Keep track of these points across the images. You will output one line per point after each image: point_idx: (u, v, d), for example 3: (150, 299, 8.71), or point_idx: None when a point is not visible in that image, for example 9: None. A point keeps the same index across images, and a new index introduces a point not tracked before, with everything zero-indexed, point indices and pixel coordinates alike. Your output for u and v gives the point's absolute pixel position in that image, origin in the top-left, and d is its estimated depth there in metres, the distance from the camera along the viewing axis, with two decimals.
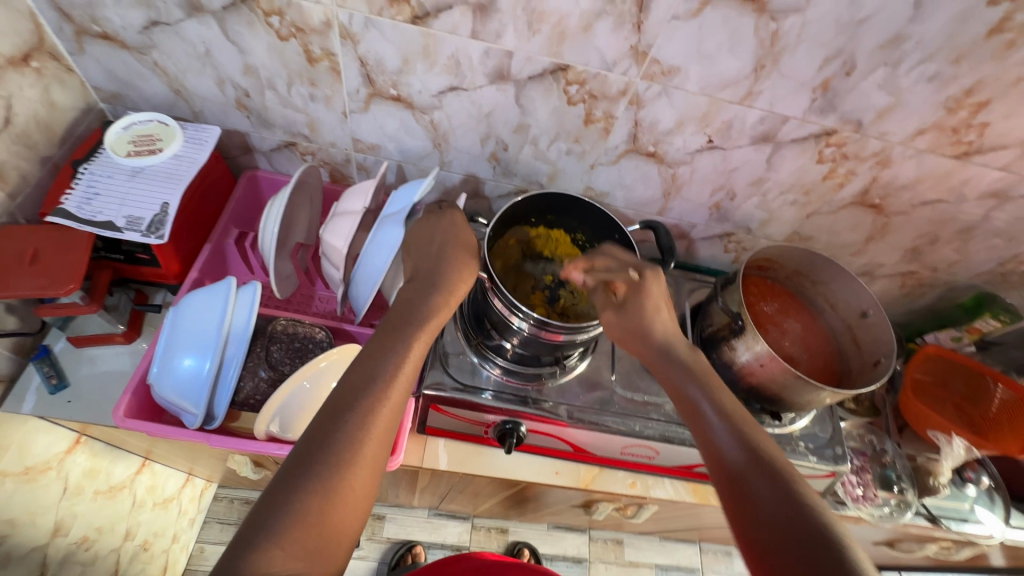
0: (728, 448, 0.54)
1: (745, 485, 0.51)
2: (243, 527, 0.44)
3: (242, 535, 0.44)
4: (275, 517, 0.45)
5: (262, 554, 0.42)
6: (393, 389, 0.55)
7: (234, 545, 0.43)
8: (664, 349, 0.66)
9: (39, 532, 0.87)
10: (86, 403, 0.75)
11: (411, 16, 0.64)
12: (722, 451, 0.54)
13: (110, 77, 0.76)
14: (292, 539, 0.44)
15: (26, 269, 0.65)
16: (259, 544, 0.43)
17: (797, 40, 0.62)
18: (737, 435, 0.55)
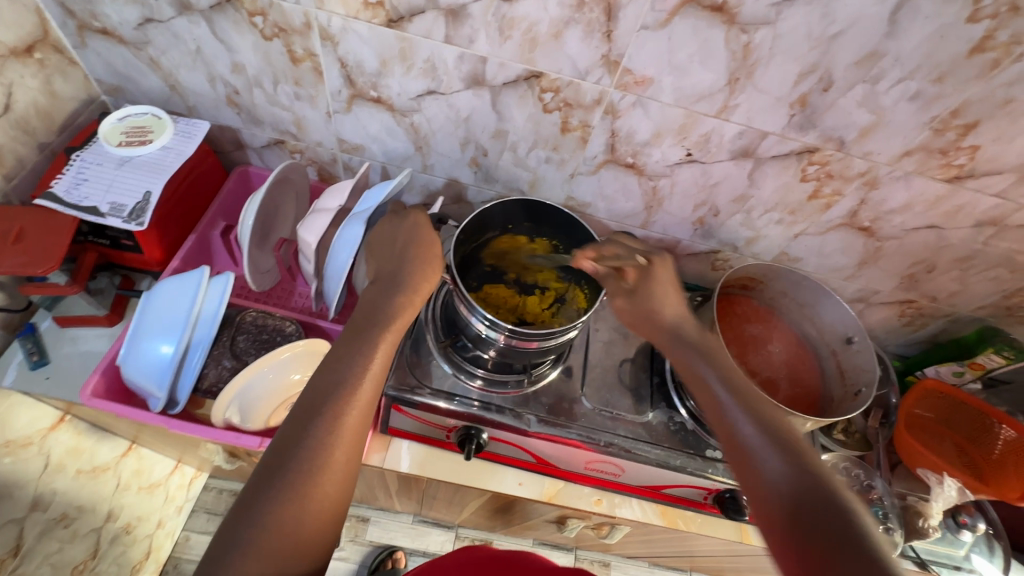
0: (774, 470, 0.50)
1: (795, 512, 0.46)
2: (218, 537, 0.46)
3: (217, 543, 0.45)
4: (246, 526, 0.46)
5: (236, 565, 0.44)
6: (338, 383, 0.55)
7: (211, 556, 0.45)
8: (675, 329, 0.66)
9: (18, 504, 0.90)
10: (62, 380, 0.78)
11: (386, 19, 0.65)
12: (769, 476, 0.49)
13: (111, 70, 0.80)
14: (262, 546, 0.45)
15: (10, 247, 0.68)
16: (231, 553, 0.44)
17: (770, 53, 0.61)
18: (783, 455, 0.50)
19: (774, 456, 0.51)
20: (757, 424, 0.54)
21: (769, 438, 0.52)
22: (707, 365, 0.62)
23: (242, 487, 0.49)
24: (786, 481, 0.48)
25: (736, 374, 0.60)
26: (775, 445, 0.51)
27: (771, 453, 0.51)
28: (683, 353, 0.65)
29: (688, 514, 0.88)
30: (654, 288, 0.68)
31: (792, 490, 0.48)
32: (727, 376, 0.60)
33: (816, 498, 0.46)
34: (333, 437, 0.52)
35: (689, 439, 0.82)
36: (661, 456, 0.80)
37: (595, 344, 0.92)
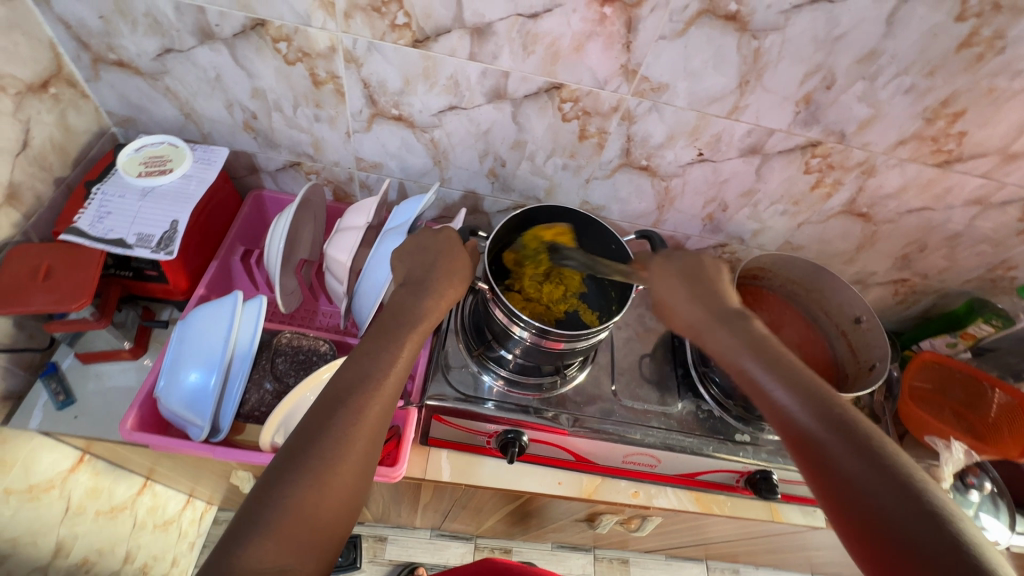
0: (849, 464, 0.49)
1: (889, 518, 0.45)
2: (236, 518, 0.47)
3: (236, 526, 0.46)
4: (265, 507, 0.47)
5: (255, 543, 0.45)
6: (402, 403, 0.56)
7: (226, 538, 0.46)
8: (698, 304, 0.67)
9: (40, 552, 0.86)
10: (92, 418, 0.76)
11: (412, 40, 0.67)
12: (846, 472, 0.48)
13: (123, 101, 0.80)
14: (282, 531, 0.46)
15: (39, 285, 0.67)
16: (249, 536, 0.45)
17: (778, 56, 0.65)
18: (859, 450, 0.49)
19: (851, 456, 0.49)
20: (826, 426, 0.51)
21: (835, 431, 0.50)
22: (739, 347, 0.61)
23: (261, 472, 0.49)
24: (876, 486, 0.47)
25: (778, 361, 0.58)
26: (845, 440, 0.50)
27: (845, 447, 0.49)
28: (702, 314, 0.66)
29: (720, 499, 0.91)
30: (680, 301, 0.68)
31: (884, 494, 0.46)
32: (761, 361, 0.58)
33: (912, 503, 0.45)
34: (354, 427, 0.53)
35: (717, 425, 0.86)
36: (694, 444, 0.83)
37: (617, 341, 0.95)
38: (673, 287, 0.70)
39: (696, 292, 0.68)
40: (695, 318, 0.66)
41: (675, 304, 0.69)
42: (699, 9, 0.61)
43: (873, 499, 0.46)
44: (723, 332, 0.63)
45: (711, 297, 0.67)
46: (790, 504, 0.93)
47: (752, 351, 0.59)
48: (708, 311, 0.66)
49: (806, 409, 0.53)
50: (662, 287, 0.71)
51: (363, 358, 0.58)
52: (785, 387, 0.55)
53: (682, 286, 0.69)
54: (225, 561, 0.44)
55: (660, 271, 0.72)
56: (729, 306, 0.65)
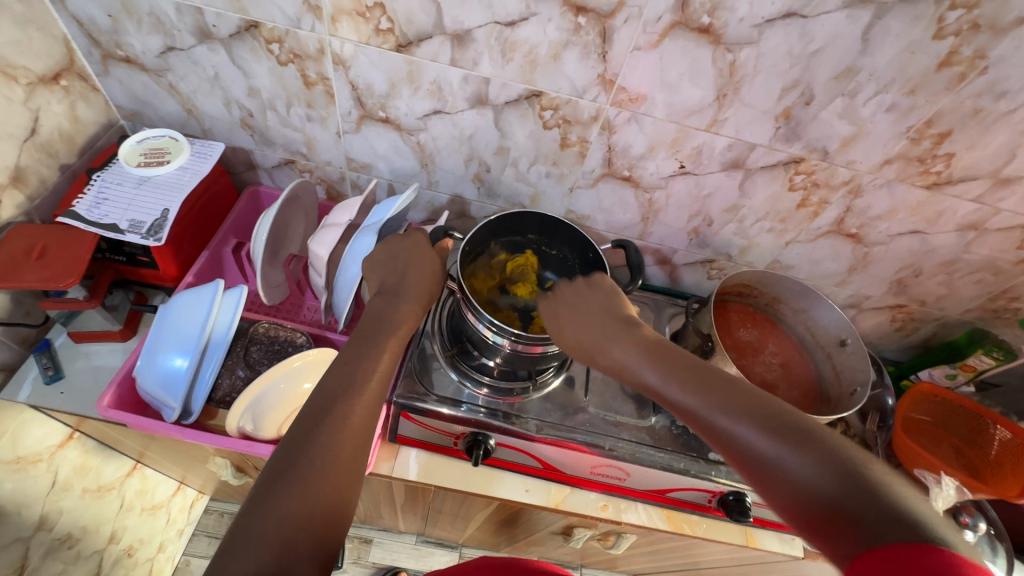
0: (783, 454, 0.46)
1: (836, 505, 0.41)
2: (228, 534, 0.45)
3: (228, 540, 0.44)
4: (258, 518, 0.46)
5: (250, 554, 0.43)
6: (353, 394, 0.57)
7: (220, 552, 0.44)
8: (602, 320, 0.66)
9: (24, 523, 0.89)
10: (76, 394, 0.80)
11: (395, 44, 0.70)
12: (784, 468, 0.45)
13: (131, 96, 0.84)
14: (276, 541, 0.45)
15: (33, 263, 0.70)
16: (241, 548, 0.43)
17: (754, 70, 0.65)
18: (792, 440, 0.46)
19: (784, 446, 0.46)
20: (755, 423, 0.48)
21: (766, 427, 0.48)
22: (644, 360, 0.60)
23: (249, 487, 0.48)
24: (813, 471, 0.43)
25: (688, 368, 0.56)
26: (774, 434, 0.47)
27: (777, 441, 0.46)
28: (608, 335, 0.64)
29: (693, 519, 0.89)
30: (580, 320, 0.67)
31: (823, 478, 0.43)
32: (674, 373, 0.56)
33: (853, 481, 0.42)
34: (340, 433, 0.53)
35: (691, 442, 0.84)
36: (665, 460, 0.82)
37: None
38: (583, 305, 0.69)
39: (598, 308, 0.68)
40: (589, 337, 0.65)
41: (562, 329, 0.68)
42: (671, 21, 0.62)
43: (815, 487, 0.43)
44: (627, 348, 0.62)
45: (618, 315, 0.66)
46: (767, 530, 0.90)
47: (659, 361, 0.58)
48: (606, 327, 0.65)
49: (734, 413, 0.50)
50: (551, 318, 0.71)
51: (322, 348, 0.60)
52: (703, 392, 0.53)
53: (587, 305, 0.69)
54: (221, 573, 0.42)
55: (566, 301, 0.70)
56: (629, 319, 0.65)
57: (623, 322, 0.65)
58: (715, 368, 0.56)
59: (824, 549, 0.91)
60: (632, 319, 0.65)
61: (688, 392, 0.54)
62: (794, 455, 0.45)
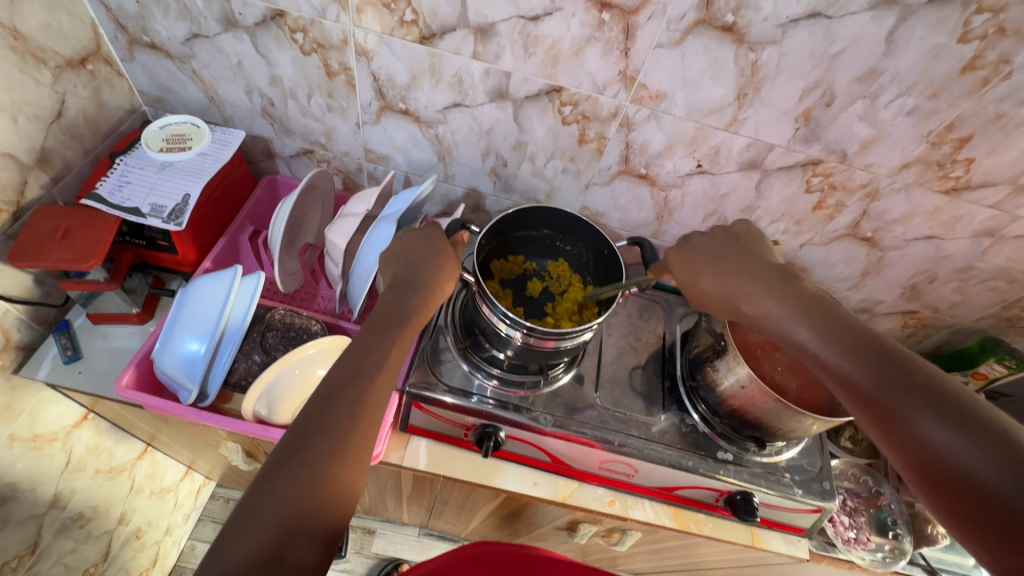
0: (925, 425, 0.47)
1: (981, 481, 0.43)
2: (235, 514, 0.47)
3: (231, 523, 0.46)
4: (263, 501, 0.47)
5: (252, 535, 0.45)
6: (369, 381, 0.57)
7: (226, 530, 0.45)
8: (727, 283, 0.65)
9: (39, 501, 0.90)
10: (94, 375, 0.81)
11: (419, 36, 0.70)
12: (926, 438, 0.46)
13: (154, 81, 0.85)
14: (278, 524, 0.46)
15: (56, 243, 0.71)
16: (242, 530, 0.45)
17: (776, 70, 0.66)
18: (944, 412, 0.46)
19: (927, 416, 0.47)
20: (903, 390, 0.49)
21: (916, 393, 0.48)
22: (793, 314, 0.59)
23: (258, 470, 0.50)
24: (961, 443, 0.44)
25: (862, 333, 0.55)
26: (920, 401, 0.48)
27: (920, 411, 0.47)
28: (752, 291, 0.63)
29: (700, 518, 0.89)
30: (727, 274, 0.66)
31: (973, 453, 0.44)
32: (824, 329, 0.56)
33: (1011, 461, 0.42)
34: (348, 420, 0.54)
35: (700, 441, 0.85)
36: (674, 457, 0.82)
37: (608, 349, 0.95)
38: (721, 261, 0.68)
39: (720, 266, 0.67)
40: (731, 289, 0.65)
41: (699, 279, 0.68)
42: (695, 19, 0.62)
43: (952, 457, 0.44)
44: (778, 300, 0.61)
45: (770, 273, 0.64)
46: (773, 531, 0.90)
47: (811, 319, 0.58)
48: (753, 279, 0.64)
49: (877, 379, 0.51)
50: (682, 271, 0.70)
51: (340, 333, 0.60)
52: (858, 358, 0.52)
53: (726, 258, 0.68)
54: (224, 551, 0.44)
55: (696, 251, 0.70)
56: (789, 275, 0.64)
57: (755, 269, 0.65)
58: (871, 332, 0.55)
59: (830, 552, 0.91)
60: (784, 270, 0.65)
61: (850, 361, 0.53)
62: (938, 427, 0.46)
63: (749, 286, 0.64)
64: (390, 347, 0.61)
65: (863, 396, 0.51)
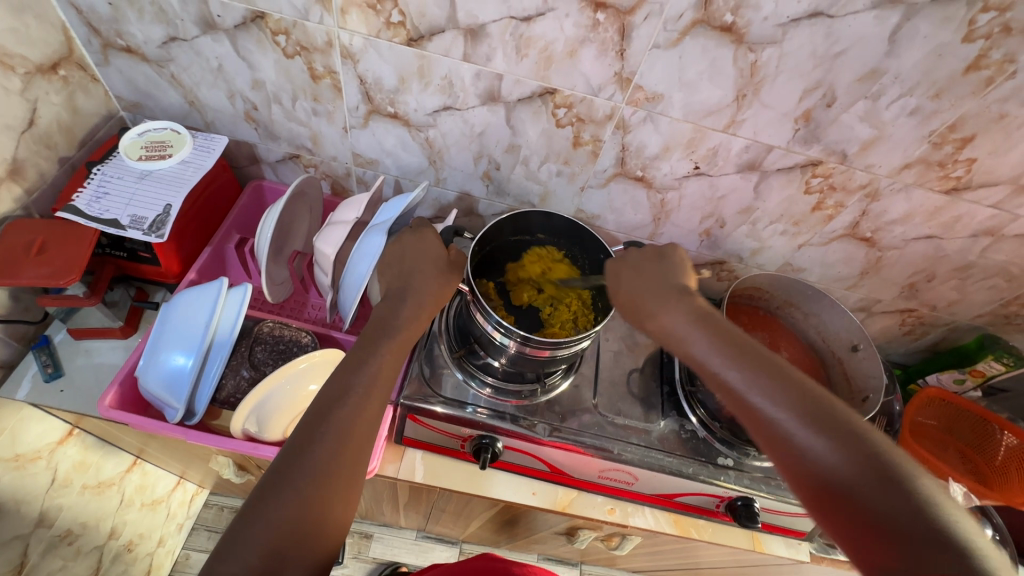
0: (808, 438, 0.47)
1: (859, 499, 0.43)
2: (223, 538, 0.45)
3: (220, 546, 0.44)
4: (252, 527, 0.45)
5: (239, 562, 0.43)
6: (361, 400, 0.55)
7: (214, 555, 0.44)
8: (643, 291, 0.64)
9: (24, 521, 0.88)
10: (77, 392, 0.78)
11: (406, 38, 0.68)
12: (809, 454, 0.47)
13: (131, 86, 0.82)
14: (267, 552, 0.44)
15: (32, 259, 0.68)
16: (230, 556, 0.43)
17: (776, 71, 0.64)
18: (828, 430, 0.47)
19: (813, 432, 0.47)
20: (790, 406, 0.49)
21: (801, 410, 0.49)
22: (694, 328, 0.59)
23: (249, 491, 0.48)
24: (842, 461, 0.45)
25: (752, 350, 0.55)
26: (806, 416, 0.48)
27: (809, 427, 0.47)
28: (653, 305, 0.62)
29: (700, 523, 0.89)
30: (635, 283, 0.66)
31: (849, 472, 0.44)
32: (719, 342, 0.56)
33: (880, 479, 0.43)
34: (342, 441, 0.51)
35: (700, 447, 0.84)
36: (674, 464, 0.81)
37: (605, 353, 0.94)
38: (639, 271, 0.67)
39: (641, 271, 0.67)
40: (640, 299, 0.64)
41: (618, 288, 0.67)
42: (693, 19, 0.60)
43: (835, 475, 0.45)
44: (678, 315, 0.60)
45: (669, 281, 0.64)
46: (773, 535, 0.90)
47: (708, 332, 0.57)
48: (654, 295, 0.63)
49: (773, 393, 0.50)
50: (613, 279, 0.68)
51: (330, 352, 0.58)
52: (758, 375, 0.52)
53: (646, 266, 0.67)
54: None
55: (633, 263, 0.68)
56: (685, 287, 0.64)
57: (659, 281, 0.65)
58: (762, 349, 0.55)
59: (829, 554, 0.90)
60: (684, 286, 0.64)
61: (750, 376, 0.52)
62: (821, 442, 0.46)
63: (650, 299, 0.63)
64: (382, 364, 0.59)
65: (753, 410, 0.51)
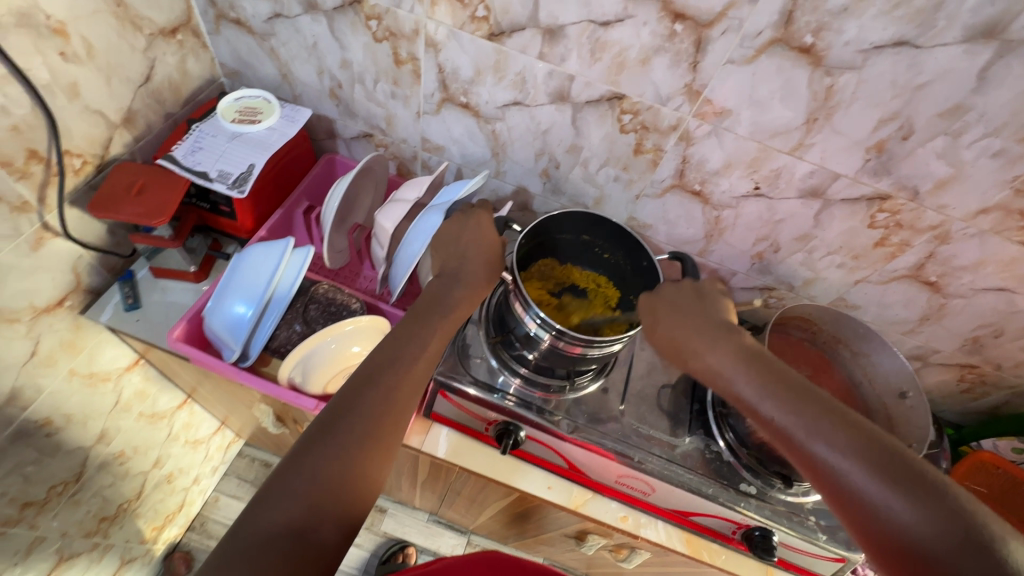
0: (908, 521, 0.44)
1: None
2: (268, 483, 0.48)
3: (266, 487, 0.48)
4: (297, 475, 0.48)
5: (284, 506, 0.46)
6: (410, 371, 0.59)
7: (260, 498, 0.47)
8: (695, 326, 0.64)
9: (87, 435, 0.96)
10: (149, 324, 0.87)
11: (488, 33, 0.71)
12: (912, 539, 0.43)
13: (234, 55, 0.90)
14: (307, 499, 0.47)
15: (131, 198, 0.76)
16: (276, 499, 0.47)
17: (852, 97, 0.63)
18: (927, 498, 0.44)
19: (909, 509, 0.44)
20: (872, 468, 0.47)
21: (882, 468, 0.47)
22: (741, 367, 0.59)
23: (293, 444, 0.51)
24: (938, 534, 0.42)
25: (828, 410, 0.52)
26: (902, 490, 0.45)
27: (909, 507, 0.44)
28: (699, 341, 0.63)
29: (712, 547, 0.87)
30: (677, 318, 0.66)
31: (948, 553, 0.42)
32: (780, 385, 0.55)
33: (979, 556, 0.40)
34: (383, 404, 0.55)
35: (723, 469, 0.82)
36: (694, 482, 0.80)
37: (639, 363, 0.93)
38: (679, 305, 0.67)
39: (681, 306, 0.67)
40: (682, 336, 0.65)
41: (657, 325, 0.67)
42: (772, 37, 0.60)
43: (931, 550, 0.43)
44: (724, 352, 0.61)
45: (714, 322, 0.64)
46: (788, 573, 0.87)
47: (761, 378, 0.57)
48: (697, 330, 0.64)
49: (843, 449, 0.49)
50: (649, 321, 0.69)
51: (396, 340, 0.61)
52: (808, 419, 0.52)
53: (686, 305, 0.67)
54: (256, 517, 0.45)
55: (669, 300, 0.68)
56: (729, 324, 0.64)
57: (704, 314, 0.66)
58: (825, 401, 0.53)
59: None
60: (728, 321, 0.65)
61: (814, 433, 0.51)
62: (916, 516, 0.44)
63: (703, 337, 0.63)
64: (428, 341, 0.62)
65: (828, 470, 0.49)
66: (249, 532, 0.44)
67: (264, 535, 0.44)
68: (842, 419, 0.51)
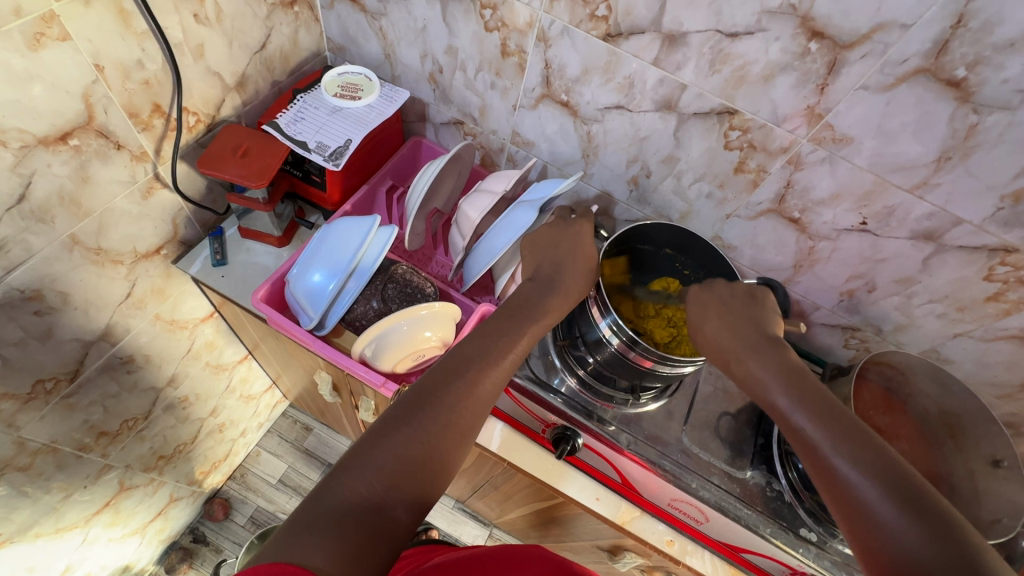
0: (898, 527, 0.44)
1: None
2: (349, 453, 0.49)
3: (348, 457, 0.48)
4: (379, 451, 0.49)
5: (364, 478, 0.47)
6: (495, 368, 0.59)
7: (341, 466, 0.48)
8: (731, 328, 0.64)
9: (160, 376, 1.01)
10: (233, 281, 0.90)
11: (604, 33, 0.70)
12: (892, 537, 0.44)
13: (343, 31, 0.93)
14: (387, 476, 0.48)
15: (236, 159, 0.79)
16: (358, 469, 0.47)
17: (997, 139, 0.58)
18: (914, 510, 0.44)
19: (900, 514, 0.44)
20: (879, 485, 0.46)
21: (900, 499, 0.45)
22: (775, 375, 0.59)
23: (375, 420, 0.52)
24: (928, 550, 0.42)
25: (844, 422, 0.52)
26: (893, 496, 0.45)
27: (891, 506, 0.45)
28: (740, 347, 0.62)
29: None
30: (723, 318, 0.66)
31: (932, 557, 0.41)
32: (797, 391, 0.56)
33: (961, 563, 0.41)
34: (465, 396, 0.55)
35: (783, 511, 0.78)
36: (750, 518, 0.77)
37: (704, 387, 0.89)
38: (726, 306, 0.67)
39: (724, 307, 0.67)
40: (728, 344, 0.63)
41: (704, 324, 0.66)
42: (917, 66, 0.56)
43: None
44: (761, 356, 0.61)
45: (750, 327, 0.64)
46: None
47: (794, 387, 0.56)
48: (738, 334, 0.64)
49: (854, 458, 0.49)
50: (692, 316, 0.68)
51: (482, 336, 0.61)
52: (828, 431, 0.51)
53: (731, 309, 0.67)
54: (338, 484, 0.46)
55: (722, 300, 0.67)
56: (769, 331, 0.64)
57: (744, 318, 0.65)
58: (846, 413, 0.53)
59: None
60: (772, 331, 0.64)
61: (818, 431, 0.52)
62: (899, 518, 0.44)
63: (739, 340, 0.63)
64: (515, 341, 0.62)
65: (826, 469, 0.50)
66: (333, 498, 0.45)
67: (343, 503, 0.45)
68: (849, 429, 0.51)
